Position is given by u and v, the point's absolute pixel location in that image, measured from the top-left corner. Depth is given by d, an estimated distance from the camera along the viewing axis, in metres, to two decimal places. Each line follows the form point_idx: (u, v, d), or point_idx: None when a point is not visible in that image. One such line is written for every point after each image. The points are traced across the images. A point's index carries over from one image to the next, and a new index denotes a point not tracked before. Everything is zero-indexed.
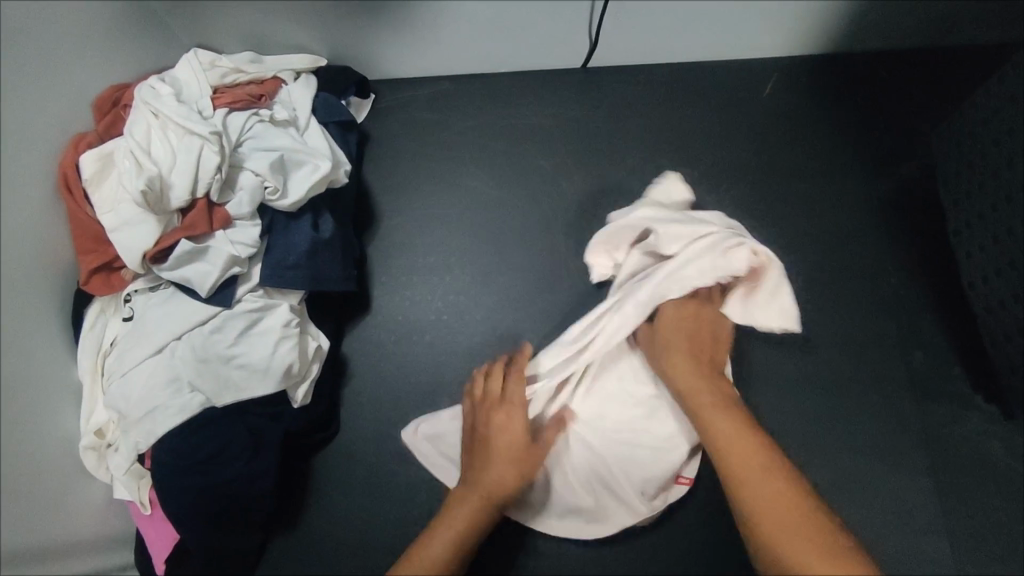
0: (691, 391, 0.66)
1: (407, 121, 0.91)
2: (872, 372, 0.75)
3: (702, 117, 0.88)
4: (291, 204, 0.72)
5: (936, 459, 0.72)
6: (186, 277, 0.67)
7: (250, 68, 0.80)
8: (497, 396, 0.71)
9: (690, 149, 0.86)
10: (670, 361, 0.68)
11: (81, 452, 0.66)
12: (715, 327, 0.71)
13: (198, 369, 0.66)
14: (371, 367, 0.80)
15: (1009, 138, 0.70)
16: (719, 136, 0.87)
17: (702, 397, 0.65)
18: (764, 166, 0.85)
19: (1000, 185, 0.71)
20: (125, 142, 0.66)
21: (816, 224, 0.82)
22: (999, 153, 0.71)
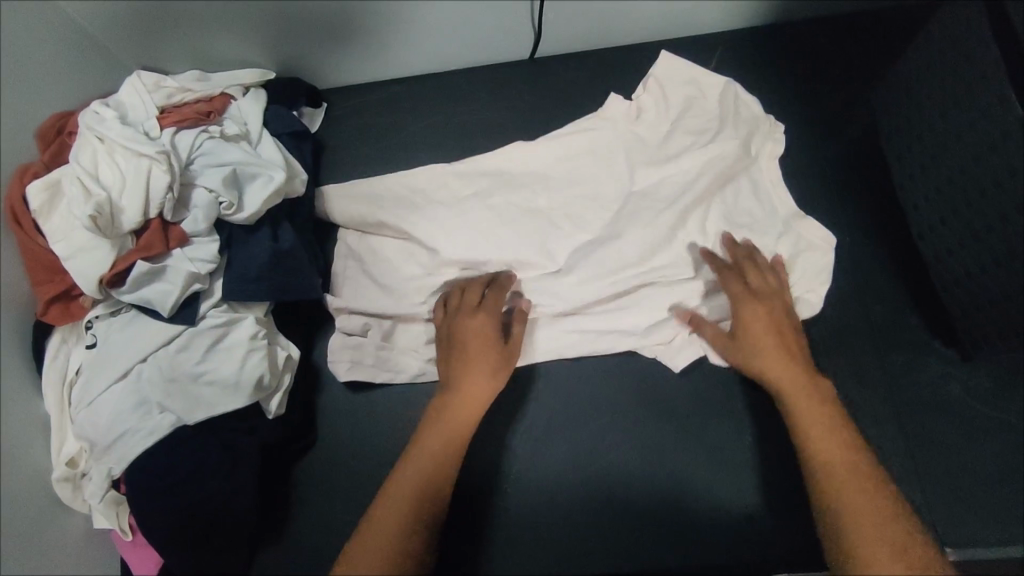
0: (786, 381, 0.68)
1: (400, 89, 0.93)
2: (844, 344, 0.76)
3: (658, 79, 0.84)
4: (247, 217, 0.72)
5: (901, 407, 0.74)
6: (147, 298, 0.66)
7: (195, 86, 0.80)
8: (472, 308, 0.75)
9: (644, 118, 0.83)
10: (747, 336, 0.71)
11: (56, 486, 0.65)
12: (791, 316, 0.73)
13: (166, 389, 0.65)
14: (337, 394, 0.80)
15: (954, 76, 0.73)
16: (676, 98, 0.83)
17: (803, 401, 0.66)
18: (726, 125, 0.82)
19: (961, 117, 0.72)
20: (72, 170, 0.65)
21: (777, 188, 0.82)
22: (947, 94, 0.74)
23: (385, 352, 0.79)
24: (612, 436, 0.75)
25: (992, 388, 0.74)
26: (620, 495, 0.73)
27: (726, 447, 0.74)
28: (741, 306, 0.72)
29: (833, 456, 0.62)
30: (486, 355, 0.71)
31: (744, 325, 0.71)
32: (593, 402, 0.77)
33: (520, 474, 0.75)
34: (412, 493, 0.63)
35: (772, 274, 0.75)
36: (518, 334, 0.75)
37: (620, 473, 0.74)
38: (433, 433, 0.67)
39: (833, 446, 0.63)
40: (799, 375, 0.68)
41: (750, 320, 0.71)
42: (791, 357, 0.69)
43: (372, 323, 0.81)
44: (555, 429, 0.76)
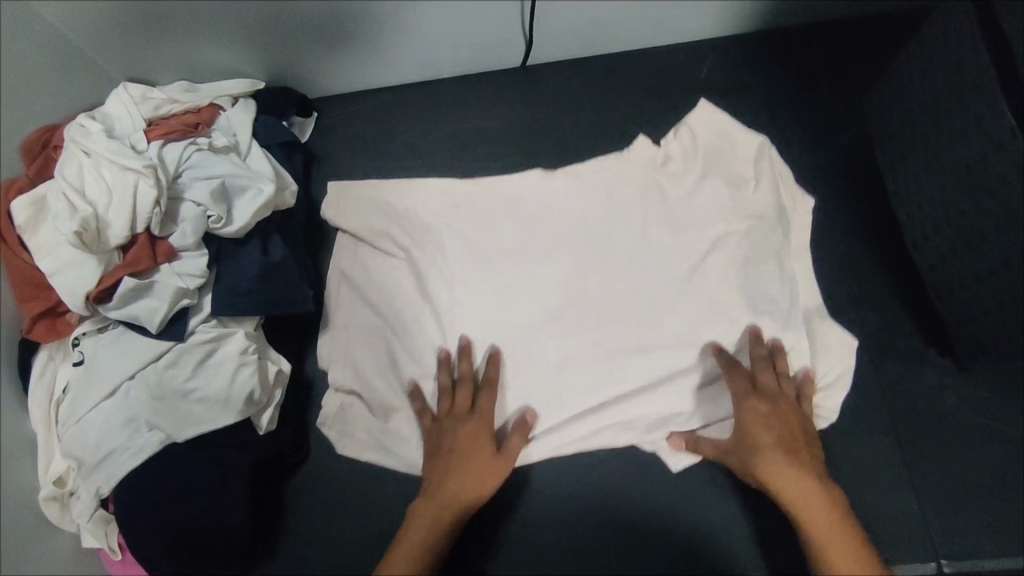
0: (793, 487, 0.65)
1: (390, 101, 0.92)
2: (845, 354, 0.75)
3: (691, 128, 0.83)
4: (236, 230, 0.71)
5: (896, 416, 0.74)
6: (134, 315, 0.65)
7: (183, 97, 0.79)
8: (464, 410, 0.72)
9: (670, 168, 0.82)
10: (753, 440, 0.67)
11: (43, 505, 0.64)
12: (802, 417, 0.69)
13: (155, 406, 0.65)
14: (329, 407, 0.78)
15: (942, 85, 0.74)
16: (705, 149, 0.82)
17: (813, 510, 0.64)
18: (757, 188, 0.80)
19: (949, 127, 0.72)
20: (57, 184, 0.64)
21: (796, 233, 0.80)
22: (937, 103, 0.74)
23: (378, 364, 0.79)
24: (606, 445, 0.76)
25: (987, 397, 0.74)
26: (612, 506, 0.76)
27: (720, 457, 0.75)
28: (746, 406, 0.69)
29: (845, 567, 0.60)
30: (472, 453, 0.69)
31: (749, 434, 0.68)
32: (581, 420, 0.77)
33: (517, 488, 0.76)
34: (405, 571, 0.63)
35: (780, 371, 0.72)
36: (512, 448, 0.71)
37: (611, 484, 0.77)
38: (418, 530, 0.66)
39: (839, 553, 0.61)
40: (809, 483, 0.65)
41: (755, 429, 0.68)
42: (801, 463, 0.66)
43: (364, 335, 0.80)
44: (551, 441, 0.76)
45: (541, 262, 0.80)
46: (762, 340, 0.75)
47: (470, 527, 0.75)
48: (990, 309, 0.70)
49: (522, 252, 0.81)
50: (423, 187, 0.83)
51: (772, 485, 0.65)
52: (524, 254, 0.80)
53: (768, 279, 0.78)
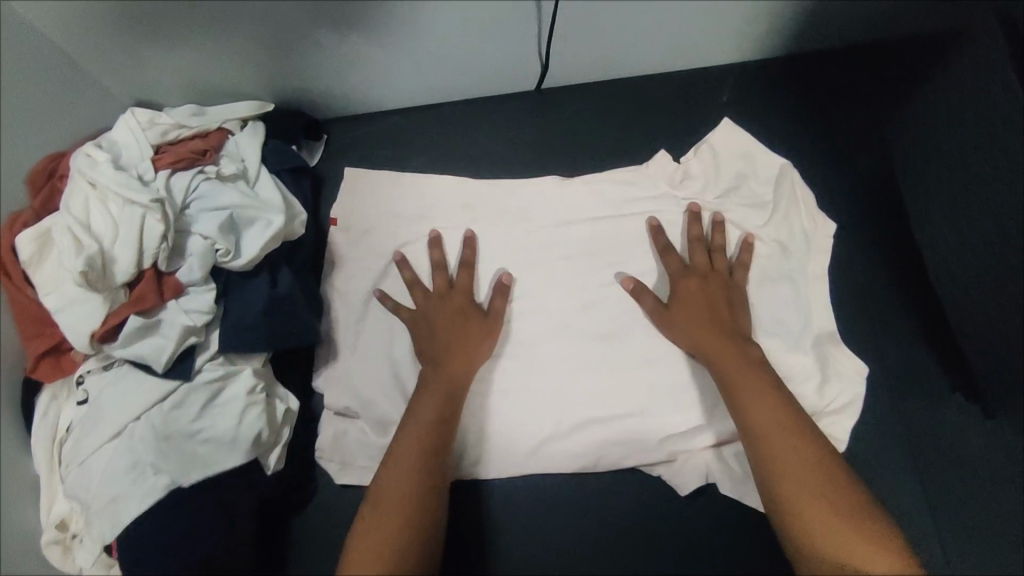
0: (726, 363, 0.69)
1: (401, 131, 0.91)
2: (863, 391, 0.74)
3: (712, 148, 0.83)
4: (244, 263, 0.69)
5: (916, 456, 0.72)
6: (138, 354, 0.63)
7: (192, 121, 0.77)
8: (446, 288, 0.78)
9: (688, 185, 0.82)
10: (682, 325, 0.73)
11: (45, 549, 0.62)
12: (729, 292, 0.74)
13: (160, 448, 0.63)
14: (337, 443, 0.76)
15: (972, 117, 0.74)
16: (726, 173, 0.82)
17: (743, 381, 0.68)
18: (774, 216, 0.80)
19: (980, 157, 0.73)
20: (62, 219, 0.62)
21: (814, 258, 0.79)
22: (967, 137, 0.74)
23: (387, 399, 0.76)
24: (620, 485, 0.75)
25: (1011, 440, 0.72)
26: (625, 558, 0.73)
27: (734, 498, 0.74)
28: (679, 286, 0.75)
29: (781, 454, 0.63)
30: (452, 319, 0.75)
31: (681, 303, 0.74)
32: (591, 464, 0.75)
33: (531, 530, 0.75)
34: (410, 462, 0.65)
35: (700, 249, 0.77)
36: (481, 324, 0.75)
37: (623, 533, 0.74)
38: (424, 411, 0.69)
39: (770, 418, 0.65)
40: (739, 359, 0.69)
41: (687, 300, 0.74)
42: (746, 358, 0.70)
43: (374, 368, 0.78)
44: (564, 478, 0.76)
45: (558, 296, 0.80)
46: (701, 219, 0.78)
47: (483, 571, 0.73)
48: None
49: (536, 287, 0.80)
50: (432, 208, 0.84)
51: (726, 381, 0.69)
52: (536, 287, 0.80)
53: (782, 297, 0.77)
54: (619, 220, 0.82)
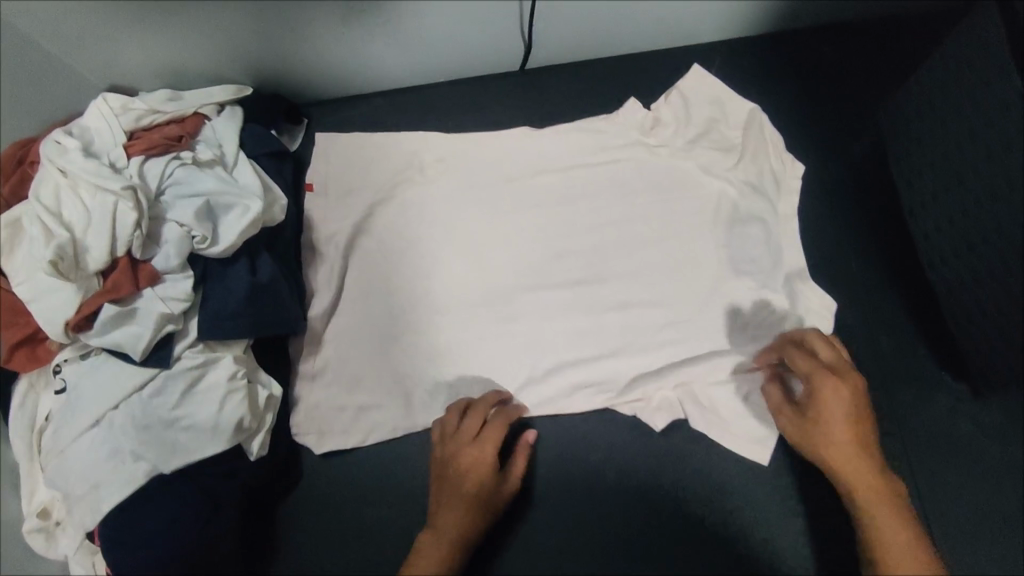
0: (841, 460, 0.62)
1: (383, 114, 0.89)
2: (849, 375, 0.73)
3: (683, 93, 0.82)
4: (222, 250, 0.68)
5: (909, 443, 0.70)
6: (115, 342, 0.62)
7: (167, 107, 0.76)
8: (474, 427, 0.69)
9: (659, 132, 0.81)
10: (827, 411, 0.63)
11: (27, 537, 0.63)
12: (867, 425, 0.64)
13: (140, 436, 0.62)
14: (321, 430, 0.75)
15: (969, 104, 0.70)
16: (698, 118, 0.81)
17: (862, 479, 0.61)
18: (743, 157, 0.79)
19: (967, 151, 0.70)
20: (33, 208, 0.62)
21: (782, 200, 0.79)
22: (959, 125, 0.71)
23: (371, 383, 0.76)
24: (609, 475, 0.72)
25: (1001, 422, 0.71)
26: (616, 543, 0.70)
27: (729, 483, 0.71)
28: (823, 390, 0.63)
29: (893, 547, 0.57)
30: (474, 467, 0.67)
31: (820, 406, 0.63)
32: (582, 446, 0.73)
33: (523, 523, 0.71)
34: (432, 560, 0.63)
35: (828, 347, 0.67)
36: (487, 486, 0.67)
37: (614, 517, 0.71)
38: (452, 508, 0.65)
39: (889, 520, 0.59)
40: (872, 471, 0.61)
41: (829, 402, 0.63)
42: (863, 444, 0.63)
43: (359, 353, 0.77)
44: (552, 467, 0.72)
45: (538, 280, 0.78)
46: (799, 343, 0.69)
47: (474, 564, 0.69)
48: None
49: (516, 278, 0.78)
50: (402, 178, 0.83)
51: (835, 469, 0.62)
52: (520, 273, 0.78)
53: (752, 237, 0.78)
54: (603, 201, 0.80)
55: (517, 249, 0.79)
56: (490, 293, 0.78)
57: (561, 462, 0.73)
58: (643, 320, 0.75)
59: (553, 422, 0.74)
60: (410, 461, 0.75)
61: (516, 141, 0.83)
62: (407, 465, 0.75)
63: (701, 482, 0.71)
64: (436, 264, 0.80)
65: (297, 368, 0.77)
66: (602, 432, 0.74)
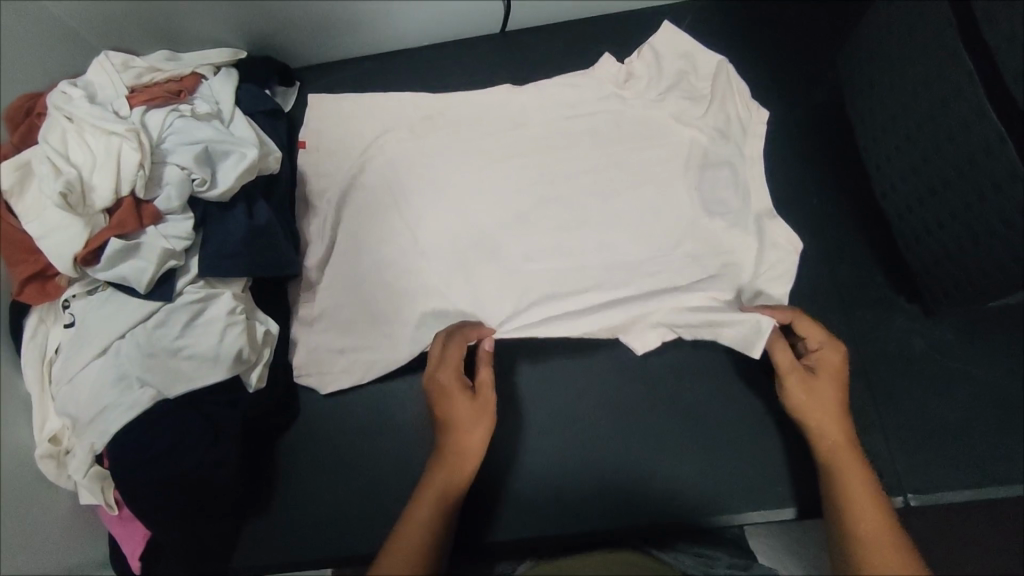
0: (828, 429, 0.66)
1: (371, 74, 0.94)
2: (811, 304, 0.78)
3: (653, 47, 0.85)
4: (220, 193, 0.72)
5: (867, 363, 0.75)
6: (121, 275, 0.66)
7: (166, 66, 0.80)
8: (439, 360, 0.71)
9: (633, 85, 0.85)
10: (812, 382, 0.68)
11: (39, 462, 0.65)
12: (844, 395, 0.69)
13: (145, 363, 0.66)
14: (317, 368, 0.80)
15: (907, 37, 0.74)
16: (668, 71, 0.85)
17: (842, 447, 0.65)
18: (711, 105, 0.84)
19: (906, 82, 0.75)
20: (41, 149, 0.65)
21: (750, 144, 0.83)
22: (896, 60, 0.76)
23: (362, 324, 0.81)
24: (590, 401, 0.77)
25: (954, 341, 0.76)
26: (598, 465, 0.75)
27: (702, 406, 0.77)
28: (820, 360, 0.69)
29: (854, 489, 0.62)
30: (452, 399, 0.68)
31: (818, 371, 0.69)
32: (569, 377, 0.78)
33: (511, 444, 0.76)
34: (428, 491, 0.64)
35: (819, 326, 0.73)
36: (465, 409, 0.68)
37: (596, 440, 0.76)
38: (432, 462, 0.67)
39: (861, 488, 0.62)
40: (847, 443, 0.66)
41: (825, 369, 0.69)
42: (841, 402, 0.68)
43: (353, 295, 0.82)
44: (537, 395, 0.78)
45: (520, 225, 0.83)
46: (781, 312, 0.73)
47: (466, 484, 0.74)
48: (975, 253, 0.70)
49: (499, 225, 0.83)
50: (391, 133, 0.87)
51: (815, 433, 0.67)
52: (502, 218, 0.83)
53: (721, 180, 0.83)
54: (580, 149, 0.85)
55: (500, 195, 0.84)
56: (475, 238, 0.83)
57: (544, 389, 0.78)
58: (618, 259, 0.81)
59: (535, 354, 0.80)
60: (402, 394, 0.80)
61: (498, 97, 0.87)
62: (399, 398, 0.79)
63: (675, 406, 0.76)
64: (423, 211, 0.84)
65: (296, 313, 0.82)
66: (581, 361, 0.79)
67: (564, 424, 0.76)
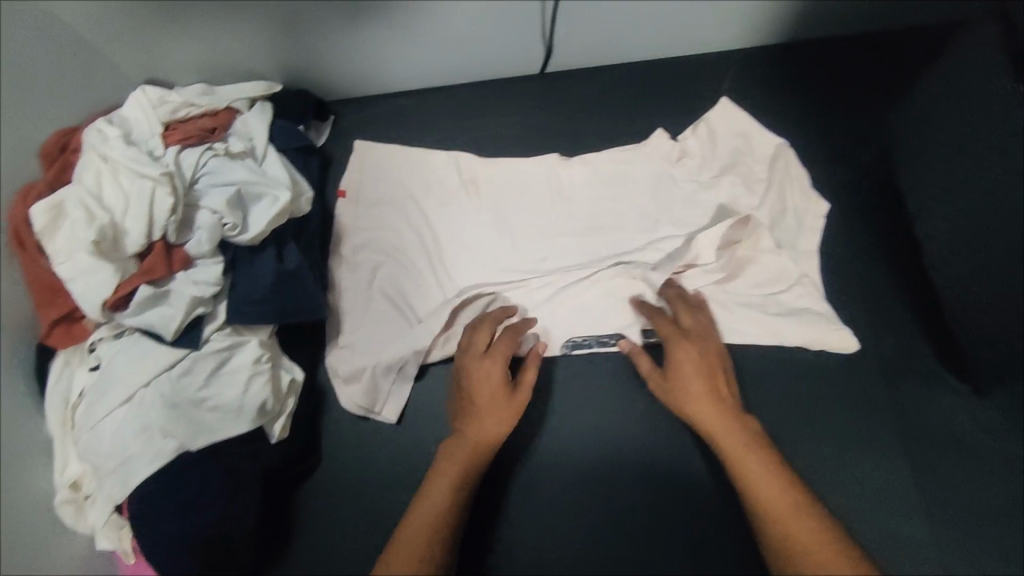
0: (708, 420, 0.64)
1: (407, 109, 0.92)
2: (852, 377, 0.74)
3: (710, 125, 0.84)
4: (251, 238, 0.71)
5: (913, 440, 0.72)
6: (149, 322, 0.65)
7: (201, 100, 0.79)
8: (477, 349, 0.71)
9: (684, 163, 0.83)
10: (682, 371, 0.67)
11: (58, 508, 0.65)
12: (717, 359, 0.69)
13: (169, 414, 0.65)
14: (344, 417, 0.79)
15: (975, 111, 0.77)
16: (724, 149, 0.83)
17: (729, 440, 0.63)
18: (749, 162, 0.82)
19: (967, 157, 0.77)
20: (76, 191, 0.65)
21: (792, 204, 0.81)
22: (955, 133, 0.79)
23: (386, 376, 0.78)
24: (623, 466, 0.73)
25: (1004, 423, 0.72)
26: (621, 544, 0.69)
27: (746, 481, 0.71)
28: (680, 348, 0.68)
29: (751, 471, 0.61)
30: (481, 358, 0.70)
31: (676, 367, 0.67)
32: (595, 448, 0.74)
33: (537, 509, 0.71)
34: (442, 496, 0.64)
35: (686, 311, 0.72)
36: (490, 396, 0.68)
37: (622, 512, 0.71)
38: (448, 467, 0.66)
39: (758, 473, 0.61)
40: (731, 426, 0.64)
41: (683, 363, 0.67)
42: (711, 378, 0.67)
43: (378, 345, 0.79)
44: (568, 462, 0.73)
45: (554, 275, 0.81)
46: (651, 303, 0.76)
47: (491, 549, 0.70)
48: None
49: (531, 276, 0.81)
50: (426, 176, 0.86)
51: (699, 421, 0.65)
52: (534, 269, 0.82)
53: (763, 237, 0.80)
54: (617, 200, 0.83)
55: (535, 244, 0.83)
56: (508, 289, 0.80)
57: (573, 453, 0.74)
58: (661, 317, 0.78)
59: (562, 413, 0.75)
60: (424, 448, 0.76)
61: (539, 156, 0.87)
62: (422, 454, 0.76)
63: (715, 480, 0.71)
64: (456, 259, 0.83)
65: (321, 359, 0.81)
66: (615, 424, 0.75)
67: (595, 490, 0.72)
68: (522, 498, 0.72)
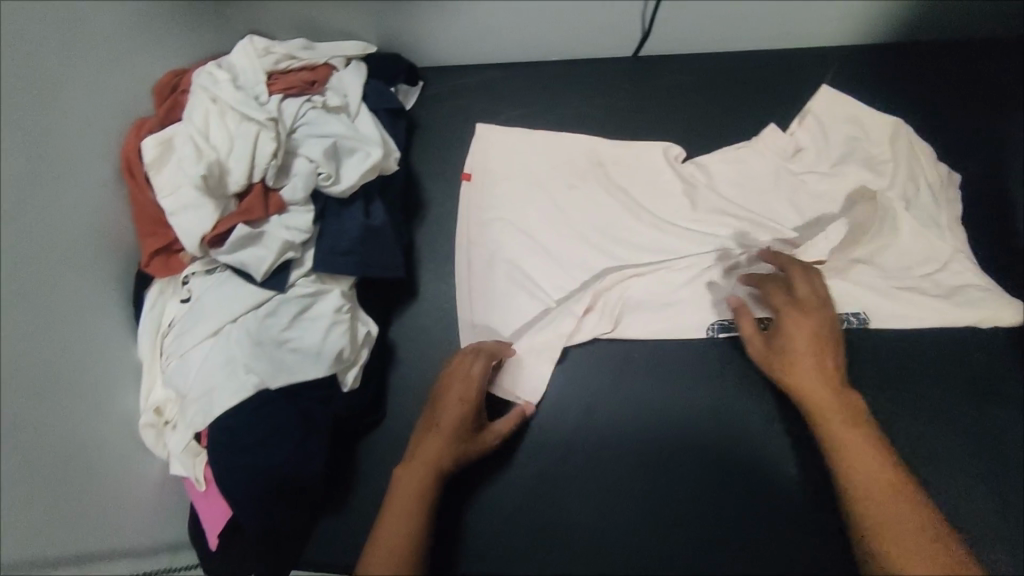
0: (816, 396, 0.65)
1: (497, 82, 0.92)
2: (937, 392, 0.72)
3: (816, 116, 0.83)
4: (342, 190, 0.72)
5: (997, 463, 0.69)
6: (242, 260, 0.67)
7: (302, 54, 0.80)
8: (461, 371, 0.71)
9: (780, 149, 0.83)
10: (793, 344, 0.68)
11: (142, 429, 0.67)
12: (833, 337, 0.69)
13: (254, 350, 0.67)
14: (413, 376, 0.80)
15: None
16: (837, 139, 0.82)
17: (831, 417, 0.64)
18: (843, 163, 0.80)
19: None
20: (185, 128, 0.67)
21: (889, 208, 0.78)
22: None
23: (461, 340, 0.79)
24: (691, 455, 0.73)
25: None
26: (680, 531, 0.70)
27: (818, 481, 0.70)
28: (789, 321, 0.69)
29: (856, 450, 0.62)
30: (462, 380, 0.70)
31: (788, 338, 0.68)
32: (652, 432, 0.74)
33: (599, 487, 0.72)
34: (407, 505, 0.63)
35: (806, 280, 0.72)
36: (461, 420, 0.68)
37: (685, 500, 0.71)
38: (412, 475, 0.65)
39: (856, 454, 0.62)
40: (834, 403, 0.65)
41: (794, 335, 0.68)
42: (823, 353, 0.67)
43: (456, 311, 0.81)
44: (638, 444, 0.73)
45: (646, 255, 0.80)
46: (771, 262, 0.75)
47: (550, 522, 0.71)
48: None
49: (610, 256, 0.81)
50: (515, 148, 0.87)
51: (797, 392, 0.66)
52: (614, 250, 0.81)
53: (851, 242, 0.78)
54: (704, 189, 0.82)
55: (626, 223, 0.82)
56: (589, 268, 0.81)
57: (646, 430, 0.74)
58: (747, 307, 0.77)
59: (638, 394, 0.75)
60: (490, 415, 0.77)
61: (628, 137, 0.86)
62: None
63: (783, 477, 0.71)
64: (538, 232, 0.83)
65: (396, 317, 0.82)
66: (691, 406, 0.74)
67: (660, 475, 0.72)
68: (585, 474, 0.73)
